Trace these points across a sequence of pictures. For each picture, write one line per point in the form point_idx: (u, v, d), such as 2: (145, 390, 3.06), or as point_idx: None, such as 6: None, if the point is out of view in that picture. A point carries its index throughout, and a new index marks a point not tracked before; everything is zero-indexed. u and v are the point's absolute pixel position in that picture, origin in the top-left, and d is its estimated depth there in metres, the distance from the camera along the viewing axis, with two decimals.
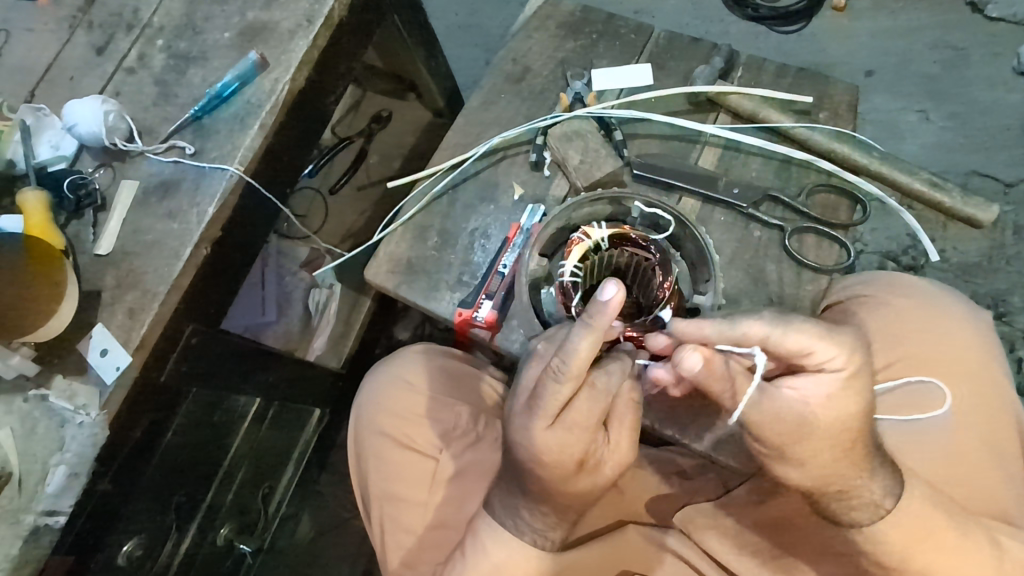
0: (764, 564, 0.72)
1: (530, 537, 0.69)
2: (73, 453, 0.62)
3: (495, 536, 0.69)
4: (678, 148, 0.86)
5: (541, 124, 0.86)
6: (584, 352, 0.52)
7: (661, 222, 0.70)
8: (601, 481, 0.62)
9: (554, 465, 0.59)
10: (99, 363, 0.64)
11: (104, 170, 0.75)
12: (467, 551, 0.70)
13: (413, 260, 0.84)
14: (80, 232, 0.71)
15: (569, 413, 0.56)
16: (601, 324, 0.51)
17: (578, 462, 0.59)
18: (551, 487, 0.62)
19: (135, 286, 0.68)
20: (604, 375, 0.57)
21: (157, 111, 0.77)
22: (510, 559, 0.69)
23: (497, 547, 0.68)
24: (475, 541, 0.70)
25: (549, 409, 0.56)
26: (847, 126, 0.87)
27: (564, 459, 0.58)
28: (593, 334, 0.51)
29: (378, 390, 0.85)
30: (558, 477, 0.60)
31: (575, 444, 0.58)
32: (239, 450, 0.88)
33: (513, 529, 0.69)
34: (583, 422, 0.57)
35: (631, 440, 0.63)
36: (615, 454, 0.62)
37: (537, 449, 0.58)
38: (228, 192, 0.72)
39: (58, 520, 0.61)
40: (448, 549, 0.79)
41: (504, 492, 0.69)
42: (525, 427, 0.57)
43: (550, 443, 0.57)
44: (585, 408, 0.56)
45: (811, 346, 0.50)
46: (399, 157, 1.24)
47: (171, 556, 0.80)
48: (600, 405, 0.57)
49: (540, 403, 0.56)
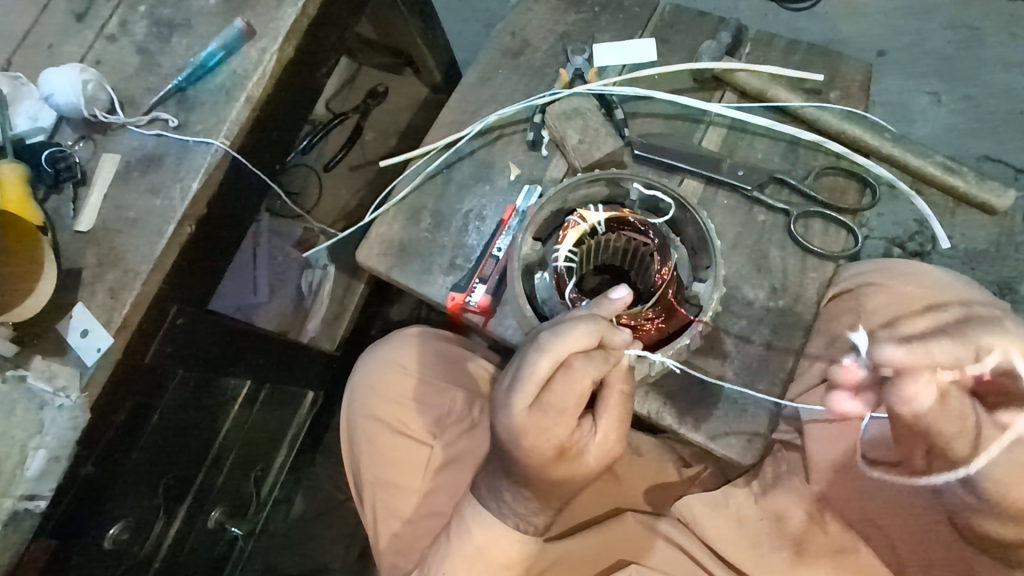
0: (767, 555, 0.73)
1: (514, 521, 0.67)
2: (52, 437, 0.60)
3: (481, 521, 0.67)
4: (681, 129, 0.83)
5: (539, 101, 0.82)
6: (579, 335, 0.54)
7: (661, 206, 0.66)
8: (584, 471, 0.62)
9: (533, 449, 0.59)
10: (80, 344, 0.63)
11: (84, 143, 0.72)
12: (451, 531, 0.69)
13: (406, 242, 0.81)
14: (59, 208, 0.69)
15: (549, 396, 0.57)
16: (610, 330, 0.55)
17: (558, 450, 0.59)
18: (532, 473, 0.62)
19: (116, 264, 0.66)
20: (584, 360, 0.56)
21: (139, 81, 0.74)
22: (492, 540, 0.67)
23: (480, 529, 0.67)
24: (461, 524, 0.68)
25: (530, 386, 0.56)
26: (858, 106, 0.83)
27: (542, 446, 0.59)
28: (596, 327, 0.55)
29: (370, 373, 0.83)
30: (538, 463, 0.61)
31: (552, 430, 0.58)
32: (229, 432, 0.86)
33: (497, 513, 0.67)
34: (562, 404, 0.58)
35: (619, 435, 0.61)
36: (600, 445, 0.61)
37: (519, 430, 0.59)
38: (213, 167, 0.69)
39: (38, 504, 0.60)
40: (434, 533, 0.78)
41: (490, 473, 0.68)
42: (507, 405, 0.58)
43: (529, 425, 0.58)
44: (563, 392, 0.57)
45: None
46: (396, 135, 1.21)
47: (160, 540, 0.79)
48: (578, 387, 0.57)
49: (521, 379, 0.57)
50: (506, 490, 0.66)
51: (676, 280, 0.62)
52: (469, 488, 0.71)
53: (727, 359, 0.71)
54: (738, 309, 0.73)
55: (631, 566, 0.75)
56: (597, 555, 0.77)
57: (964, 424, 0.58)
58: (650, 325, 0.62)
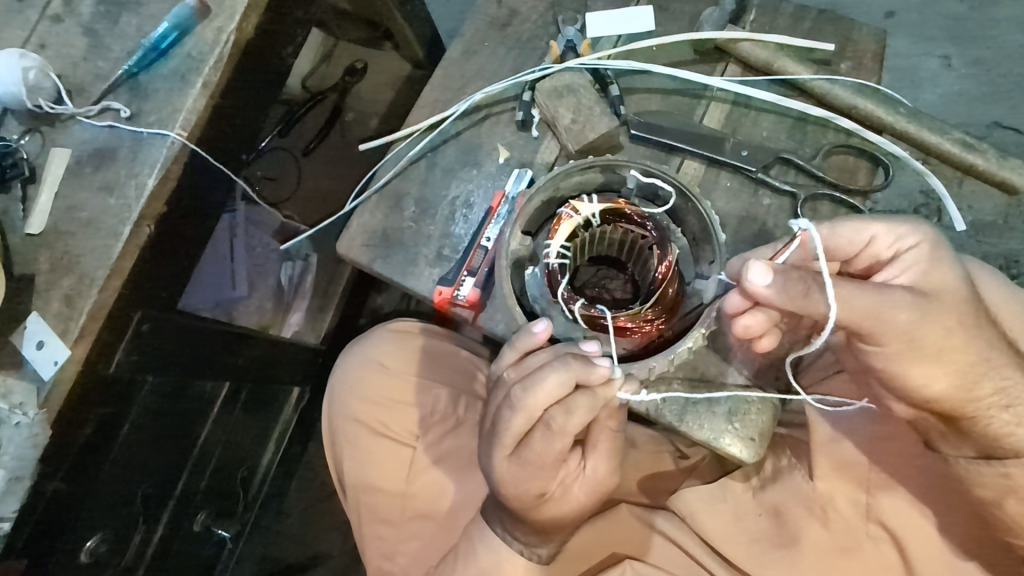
0: (766, 554, 0.68)
1: (518, 547, 0.66)
2: (10, 457, 0.55)
3: (485, 543, 0.67)
4: (682, 105, 0.77)
5: (528, 78, 0.76)
6: (550, 386, 0.53)
7: (662, 193, 0.60)
8: (573, 505, 0.63)
9: (515, 498, 0.61)
10: (35, 357, 0.58)
11: (31, 136, 0.66)
12: (458, 558, 0.69)
13: (389, 232, 0.76)
14: (7, 208, 0.63)
15: (527, 451, 0.58)
16: (584, 371, 0.52)
17: (538, 495, 0.61)
18: (518, 516, 0.64)
19: (70, 270, 0.61)
20: (563, 414, 0.55)
21: (88, 66, 0.67)
22: (497, 564, 0.66)
23: (486, 552, 0.67)
24: (468, 546, 0.68)
25: (506, 440, 0.57)
26: (871, 78, 0.77)
27: (523, 493, 0.60)
28: (567, 373, 0.52)
29: (350, 375, 0.80)
30: (520, 507, 0.62)
31: (533, 480, 0.59)
32: (211, 435, 0.82)
33: (501, 535, 0.67)
34: (541, 459, 0.58)
35: (608, 468, 0.62)
36: (589, 480, 0.63)
37: (501, 480, 0.60)
38: (171, 161, 0.64)
39: (1, 527, 0.56)
40: (444, 550, 0.75)
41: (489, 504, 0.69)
42: (488, 457, 0.60)
43: (507, 476, 0.59)
44: (542, 448, 0.57)
45: (863, 229, 0.56)
46: (378, 116, 1.14)
47: (141, 549, 0.76)
48: (557, 441, 0.57)
49: (498, 433, 0.58)
50: (501, 522, 0.67)
51: (677, 276, 0.57)
52: (476, 514, 0.71)
53: (731, 352, 0.67)
54: None
55: (626, 562, 0.71)
56: (590, 553, 0.75)
57: (805, 290, 0.48)
58: (650, 327, 0.56)
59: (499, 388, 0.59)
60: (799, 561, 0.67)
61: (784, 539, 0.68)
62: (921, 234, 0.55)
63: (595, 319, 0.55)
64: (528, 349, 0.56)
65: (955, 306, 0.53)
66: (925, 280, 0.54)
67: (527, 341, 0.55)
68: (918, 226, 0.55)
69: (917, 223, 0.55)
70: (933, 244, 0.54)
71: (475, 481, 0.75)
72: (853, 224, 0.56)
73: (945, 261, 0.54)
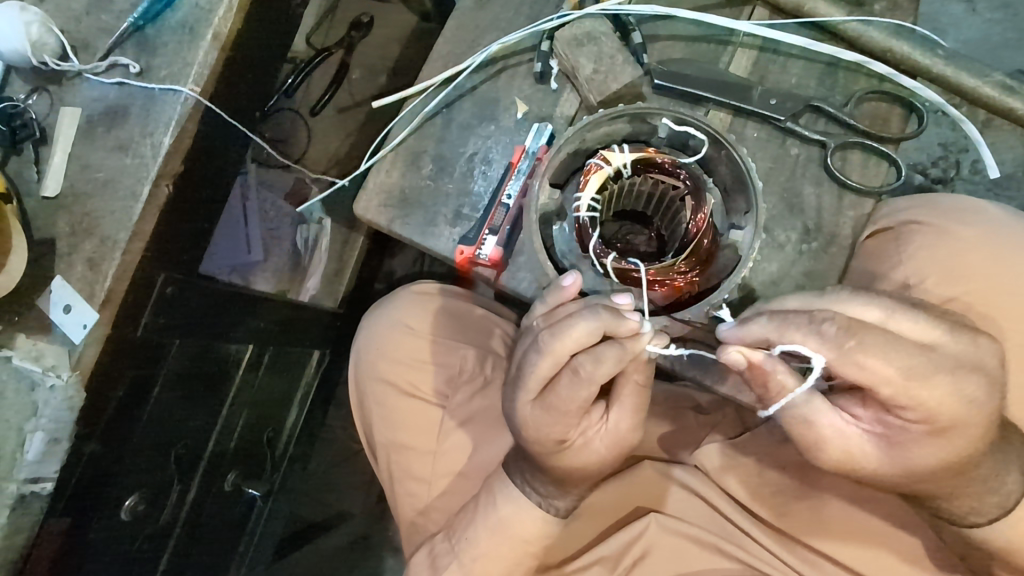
0: (788, 503, 0.68)
1: (537, 499, 0.67)
2: (48, 419, 0.58)
3: (505, 492, 0.68)
4: (707, 52, 0.74)
5: (546, 26, 0.73)
6: (579, 334, 0.52)
7: (692, 142, 0.59)
8: (597, 458, 0.62)
9: (535, 441, 0.60)
10: (64, 320, 0.59)
11: (38, 96, 0.64)
12: (479, 505, 0.70)
13: (406, 191, 0.75)
14: (20, 170, 0.62)
15: (552, 397, 0.56)
16: (614, 322, 0.51)
17: (559, 442, 0.60)
18: (539, 464, 0.64)
19: (92, 232, 0.60)
20: (591, 362, 0.53)
21: (91, 20, 0.65)
22: (516, 514, 0.67)
23: (506, 503, 0.68)
24: (488, 495, 0.70)
25: (531, 383, 0.56)
26: (906, 18, 0.74)
27: (544, 439, 0.59)
28: (597, 323, 0.51)
29: (375, 335, 0.80)
30: (539, 452, 0.61)
31: (555, 426, 0.58)
32: (237, 397, 0.82)
33: (521, 487, 0.68)
34: (566, 406, 0.56)
35: (631, 424, 0.61)
36: (610, 434, 0.61)
37: (523, 425, 0.59)
38: (185, 118, 0.62)
39: (44, 486, 0.59)
40: (463, 500, 0.76)
41: (515, 455, 0.69)
42: (512, 401, 0.59)
43: (531, 419, 0.58)
44: (568, 395, 0.55)
45: (875, 362, 0.47)
46: (385, 73, 1.10)
47: (177, 509, 0.76)
48: (583, 389, 0.55)
49: (523, 377, 0.56)
50: (522, 475, 0.68)
51: (711, 227, 0.56)
52: (499, 468, 0.72)
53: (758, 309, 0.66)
54: (769, 254, 0.69)
55: (652, 515, 0.69)
56: (610, 509, 0.73)
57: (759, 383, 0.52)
58: (682, 280, 0.55)
59: (525, 336, 0.58)
60: (824, 512, 0.67)
61: (806, 492, 0.68)
62: (941, 410, 0.49)
63: (627, 270, 0.54)
64: (557, 303, 0.55)
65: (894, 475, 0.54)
66: (892, 442, 0.53)
67: (557, 297, 0.55)
68: (951, 401, 0.49)
69: (953, 397, 0.49)
70: (944, 423, 0.50)
71: (499, 437, 0.76)
72: (864, 363, 0.48)
73: (943, 439, 0.51)
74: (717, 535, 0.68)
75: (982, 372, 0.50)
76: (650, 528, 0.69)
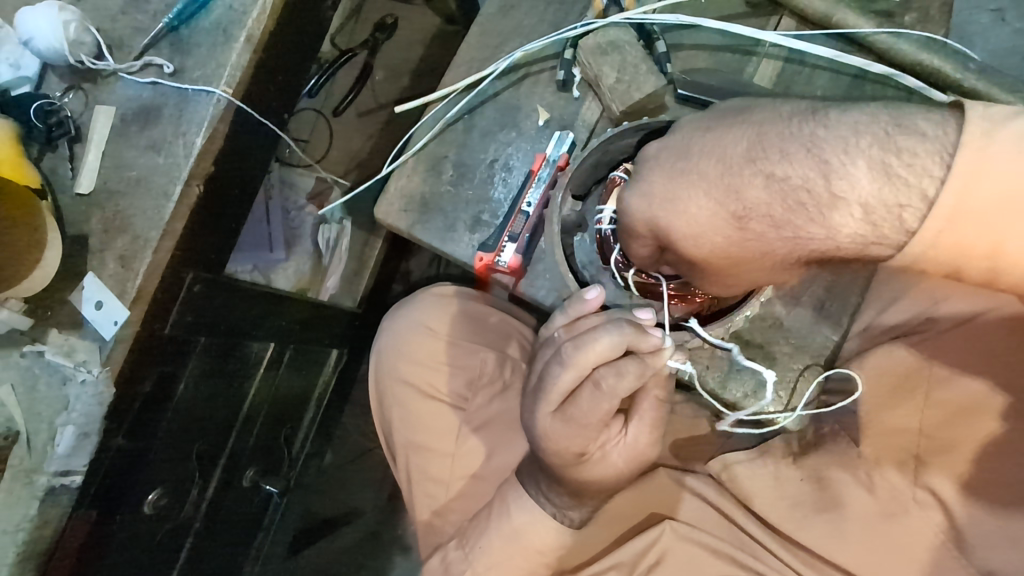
0: (808, 519, 0.63)
1: (551, 510, 0.68)
2: (79, 413, 0.60)
3: (520, 503, 0.69)
4: (731, 62, 0.74)
5: (569, 34, 0.72)
6: (602, 348, 0.52)
7: None
8: (615, 471, 0.62)
9: (554, 454, 0.60)
10: (96, 317, 0.60)
11: (74, 94, 0.65)
12: (492, 512, 0.71)
13: (427, 197, 0.75)
14: (55, 167, 0.63)
15: (574, 409, 0.56)
16: (637, 337, 0.52)
17: (579, 455, 0.60)
18: (559, 475, 0.63)
19: (124, 230, 0.62)
20: (613, 376, 0.53)
21: (127, 19, 0.65)
22: (530, 524, 0.68)
23: (520, 513, 0.69)
24: (502, 505, 0.70)
25: (553, 396, 0.56)
26: (936, 30, 0.73)
27: (563, 451, 0.59)
28: (621, 337, 0.51)
29: (396, 338, 0.81)
30: (558, 464, 0.61)
31: (575, 439, 0.58)
32: (258, 394, 0.82)
33: (536, 497, 0.69)
34: (586, 419, 0.56)
35: (650, 439, 0.61)
36: (629, 448, 0.61)
37: (542, 436, 0.59)
38: (217, 119, 0.63)
39: (73, 479, 0.60)
40: (477, 504, 0.77)
41: (530, 466, 0.70)
42: (532, 412, 0.58)
43: (552, 432, 0.58)
44: (589, 408, 0.55)
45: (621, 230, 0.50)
46: (407, 74, 1.11)
47: (198, 502, 0.77)
48: (605, 403, 0.54)
49: (545, 389, 0.56)
50: (537, 485, 0.68)
51: None
52: (513, 475, 0.73)
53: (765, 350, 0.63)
54: None
55: (666, 522, 0.67)
56: (623, 518, 0.71)
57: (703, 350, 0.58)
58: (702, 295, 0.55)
59: (547, 349, 0.58)
60: (846, 528, 0.60)
61: (826, 502, 0.62)
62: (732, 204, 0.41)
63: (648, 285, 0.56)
64: (580, 315, 0.56)
65: (678, 238, 0.44)
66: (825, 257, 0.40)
67: (579, 308, 0.56)
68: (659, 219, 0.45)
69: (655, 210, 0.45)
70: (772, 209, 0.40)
71: (514, 444, 0.77)
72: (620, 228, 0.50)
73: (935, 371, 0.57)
74: (731, 544, 0.65)
75: (774, 132, 0.39)
76: (664, 535, 0.67)
